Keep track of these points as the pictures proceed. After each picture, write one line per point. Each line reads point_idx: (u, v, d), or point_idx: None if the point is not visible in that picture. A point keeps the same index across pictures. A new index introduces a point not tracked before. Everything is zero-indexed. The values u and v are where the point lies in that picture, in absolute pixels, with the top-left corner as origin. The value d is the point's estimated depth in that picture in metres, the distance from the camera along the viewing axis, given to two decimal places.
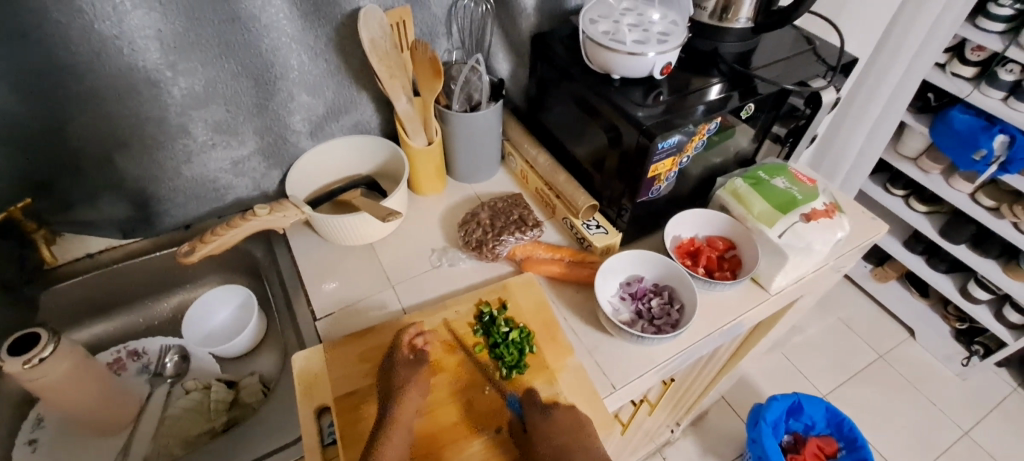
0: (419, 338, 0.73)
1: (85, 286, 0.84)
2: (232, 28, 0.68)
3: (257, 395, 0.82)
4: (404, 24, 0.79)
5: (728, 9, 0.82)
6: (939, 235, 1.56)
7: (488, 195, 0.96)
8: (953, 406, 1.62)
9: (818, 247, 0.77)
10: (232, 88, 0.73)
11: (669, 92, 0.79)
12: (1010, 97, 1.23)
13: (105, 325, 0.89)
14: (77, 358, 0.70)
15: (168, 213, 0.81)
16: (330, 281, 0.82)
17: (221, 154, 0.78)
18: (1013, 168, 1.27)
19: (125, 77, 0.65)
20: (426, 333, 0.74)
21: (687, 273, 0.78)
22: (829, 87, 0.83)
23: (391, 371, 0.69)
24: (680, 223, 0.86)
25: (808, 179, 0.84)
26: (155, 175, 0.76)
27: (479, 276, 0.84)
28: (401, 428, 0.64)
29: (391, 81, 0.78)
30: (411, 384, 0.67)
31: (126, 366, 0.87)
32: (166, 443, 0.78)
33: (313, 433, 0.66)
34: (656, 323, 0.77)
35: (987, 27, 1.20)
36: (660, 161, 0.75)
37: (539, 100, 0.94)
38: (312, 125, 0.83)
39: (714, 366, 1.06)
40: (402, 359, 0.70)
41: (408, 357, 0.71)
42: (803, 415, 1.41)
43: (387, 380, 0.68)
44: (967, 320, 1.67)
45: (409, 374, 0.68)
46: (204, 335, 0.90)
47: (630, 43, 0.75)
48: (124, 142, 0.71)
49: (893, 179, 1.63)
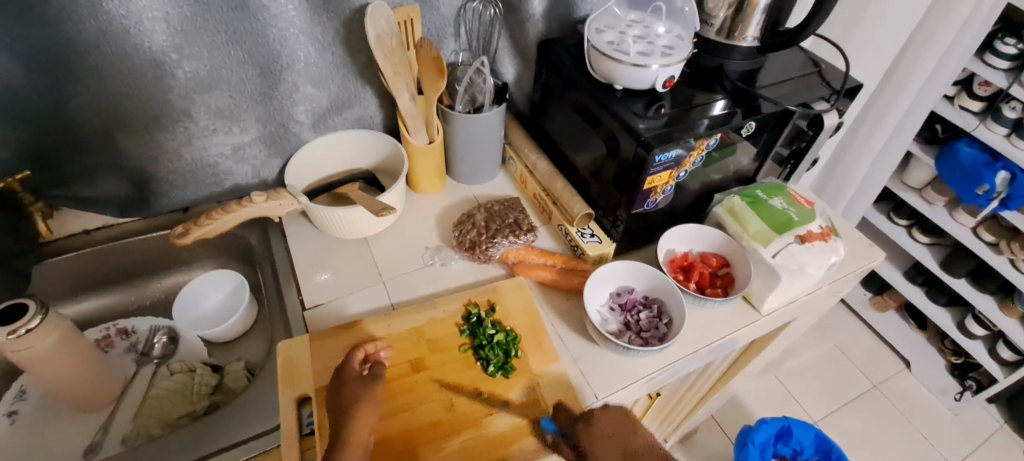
0: (368, 354, 0.70)
1: (79, 262, 0.85)
2: (240, 16, 0.68)
3: (240, 381, 0.81)
4: (412, 22, 0.78)
5: (735, 28, 0.82)
6: (940, 268, 1.55)
7: (486, 198, 0.96)
8: (945, 441, 1.60)
9: (810, 270, 0.77)
10: (237, 75, 0.73)
11: (671, 105, 0.79)
12: (1013, 134, 1.23)
13: (95, 302, 0.90)
14: (64, 332, 0.71)
15: (166, 195, 0.82)
16: (322, 273, 0.83)
17: (221, 139, 0.79)
18: (1013, 205, 1.27)
19: (131, 57, 0.66)
20: (383, 346, 0.71)
21: (677, 287, 0.78)
22: (832, 110, 0.83)
23: (338, 393, 0.64)
24: (673, 236, 0.86)
25: (806, 201, 0.84)
26: (154, 156, 0.76)
27: (470, 277, 0.84)
28: (357, 449, 0.59)
29: (394, 77, 0.79)
30: (364, 401, 0.63)
31: (114, 344, 0.87)
32: (145, 423, 0.78)
33: (292, 423, 0.66)
34: (644, 335, 0.76)
35: (994, 63, 1.19)
36: (657, 173, 0.75)
37: (542, 106, 0.94)
38: (315, 117, 0.84)
39: (702, 384, 1.06)
40: (352, 374, 0.66)
41: (360, 372, 0.67)
42: (791, 439, 1.39)
43: (336, 399, 0.64)
44: (963, 355, 1.65)
45: (359, 390, 0.64)
46: (193, 319, 0.89)
47: (634, 55, 0.75)
48: (127, 121, 0.72)
49: (897, 209, 1.62)
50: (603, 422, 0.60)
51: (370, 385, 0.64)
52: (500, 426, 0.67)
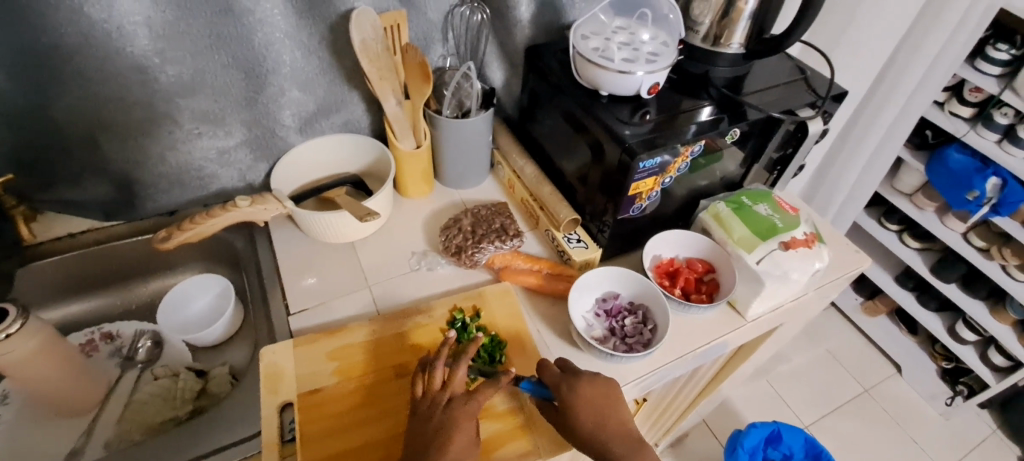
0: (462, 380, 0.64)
1: (64, 266, 0.84)
2: (225, 20, 0.68)
3: (225, 386, 0.81)
4: (398, 28, 0.79)
5: (720, 35, 0.82)
6: (930, 273, 1.56)
7: (473, 202, 0.96)
8: (936, 445, 1.61)
9: (794, 276, 0.77)
10: (222, 79, 0.73)
11: (656, 111, 0.79)
12: (1004, 141, 1.24)
13: (80, 306, 0.89)
14: (45, 337, 0.70)
15: (150, 199, 0.82)
16: (308, 277, 0.83)
17: (207, 143, 0.79)
18: (1003, 211, 1.29)
19: (113, 61, 0.66)
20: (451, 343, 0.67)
21: (661, 293, 0.78)
22: (816, 118, 0.83)
23: (425, 430, 0.60)
24: (660, 242, 0.86)
25: (791, 207, 0.84)
26: (138, 160, 0.76)
27: (456, 282, 0.84)
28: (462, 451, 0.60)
29: (380, 83, 0.79)
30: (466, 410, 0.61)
31: (98, 348, 0.87)
32: (129, 428, 0.78)
33: (273, 429, 0.66)
34: (628, 341, 0.76)
35: (985, 69, 1.20)
36: (642, 180, 0.76)
37: (530, 110, 0.94)
38: (301, 121, 0.84)
39: (692, 388, 1.06)
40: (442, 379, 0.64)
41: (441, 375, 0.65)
42: (781, 444, 1.39)
43: (420, 439, 0.60)
44: (953, 360, 1.66)
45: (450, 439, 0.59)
46: (179, 323, 0.89)
47: (618, 61, 0.75)
48: (110, 126, 0.71)
49: (887, 214, 1.62)
50: (589, 393, 0.63)
51: (460, 437, 0.59)
52: (481, 432, 0.67)
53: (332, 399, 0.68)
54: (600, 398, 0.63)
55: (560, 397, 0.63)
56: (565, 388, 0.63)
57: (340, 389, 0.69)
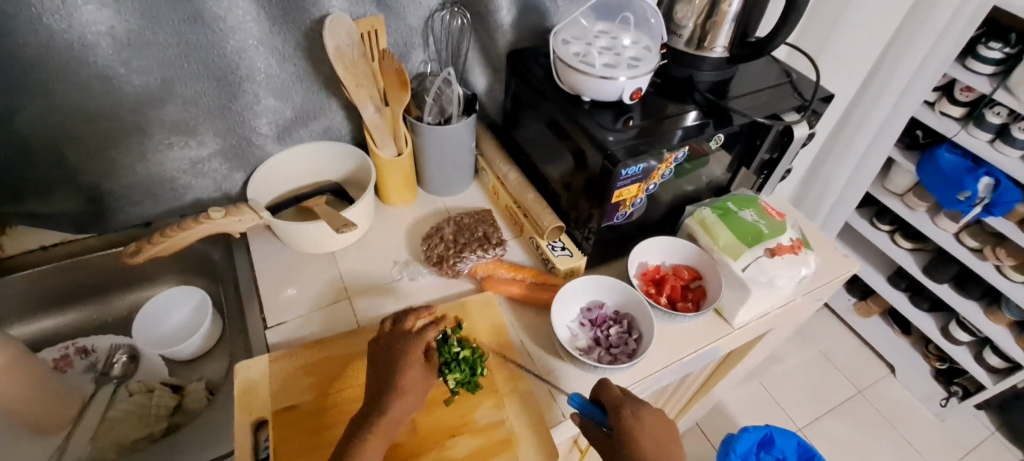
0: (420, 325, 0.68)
1: (37, 278, 0.82)
2: (193, 28, 0.66)
3: (201, 402, 0.80)
4: (376, 33, 0.78)
5: (705, 37, 0.81)
6: (922, 273, 1.55)
7: (457, 210, 0.95)
8: (931, 447, 1.60)
9: (780, 283, 0.76)
10: (192, 88, 0.71)
11: (640, 116, 0.78)
12: (997, 140, 1.23)
13: (55, 320, 0.87)
14: (13, 354, 0.70)
15: (123, 210, 0.80)
16: (287, 288, 0.81)
17: (179, 154, 0.77)
18: (997, 210, 1.28)
19: (77, 73, 0.64)
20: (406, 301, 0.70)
21: (647, 302, 0.77)
22: (802, 122, 0.82)
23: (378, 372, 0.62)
24: (646, 249, 0.85)
25: (777, 212, 0.83)
26: (108, 171, 0.74)
27: (439, 292, 0.83)
28: (411, 393, 0.61)
29: (357, 90, 0.77)
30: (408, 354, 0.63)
31: (72, 363, 0.85)
32: (102, 446, 0.75)
33: (247, 447, 0.64)
34: (613, 351, 0.75)
35: (977, 68, 1.19)
36: (625, 187, 0.74)
37: (513, 116, 0.93)
38: (279, 129, 0.82)
39: (683, 393, 1.05)
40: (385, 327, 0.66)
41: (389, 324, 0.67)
42: (774, 447, 1.37)
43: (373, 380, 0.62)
44: (948, 360, 1.66)
45: (400, 375, 0.61)
46: (155, 337, 0.87)
47: (600, 67, 0.74)
48: (76, 138, 0.69)
49: (879, 214, 1.61)
50: (653, 420, 0.59)
51: (409, 372, 0.62)
52: (462, 449, 0.65)
53: (307, 416, 0.66)
54: (663, 428, 0.59)
55: (619, 419, 0.59)
56: (628, 412, 0.59)
57: (316, 405, 0.67)
